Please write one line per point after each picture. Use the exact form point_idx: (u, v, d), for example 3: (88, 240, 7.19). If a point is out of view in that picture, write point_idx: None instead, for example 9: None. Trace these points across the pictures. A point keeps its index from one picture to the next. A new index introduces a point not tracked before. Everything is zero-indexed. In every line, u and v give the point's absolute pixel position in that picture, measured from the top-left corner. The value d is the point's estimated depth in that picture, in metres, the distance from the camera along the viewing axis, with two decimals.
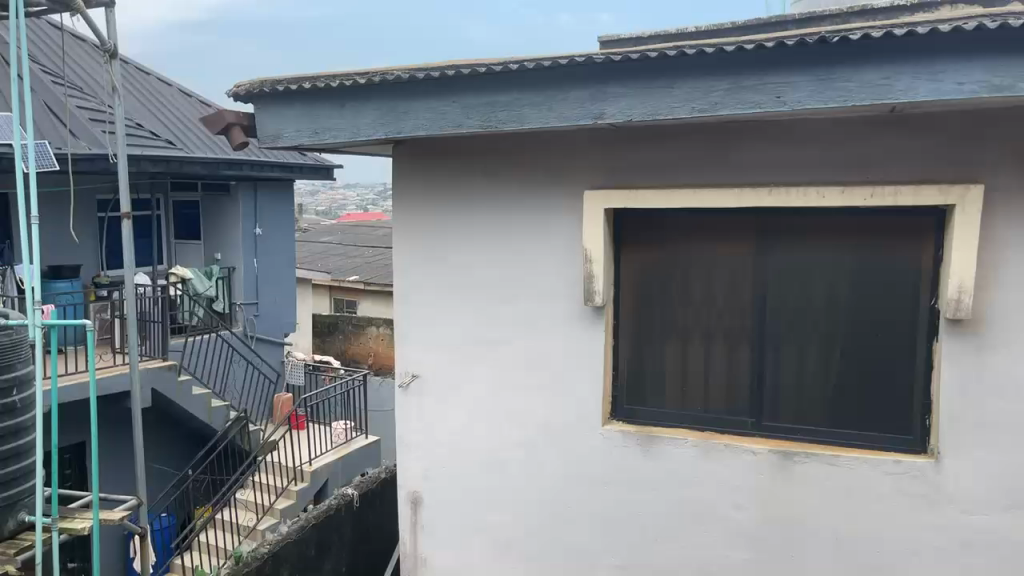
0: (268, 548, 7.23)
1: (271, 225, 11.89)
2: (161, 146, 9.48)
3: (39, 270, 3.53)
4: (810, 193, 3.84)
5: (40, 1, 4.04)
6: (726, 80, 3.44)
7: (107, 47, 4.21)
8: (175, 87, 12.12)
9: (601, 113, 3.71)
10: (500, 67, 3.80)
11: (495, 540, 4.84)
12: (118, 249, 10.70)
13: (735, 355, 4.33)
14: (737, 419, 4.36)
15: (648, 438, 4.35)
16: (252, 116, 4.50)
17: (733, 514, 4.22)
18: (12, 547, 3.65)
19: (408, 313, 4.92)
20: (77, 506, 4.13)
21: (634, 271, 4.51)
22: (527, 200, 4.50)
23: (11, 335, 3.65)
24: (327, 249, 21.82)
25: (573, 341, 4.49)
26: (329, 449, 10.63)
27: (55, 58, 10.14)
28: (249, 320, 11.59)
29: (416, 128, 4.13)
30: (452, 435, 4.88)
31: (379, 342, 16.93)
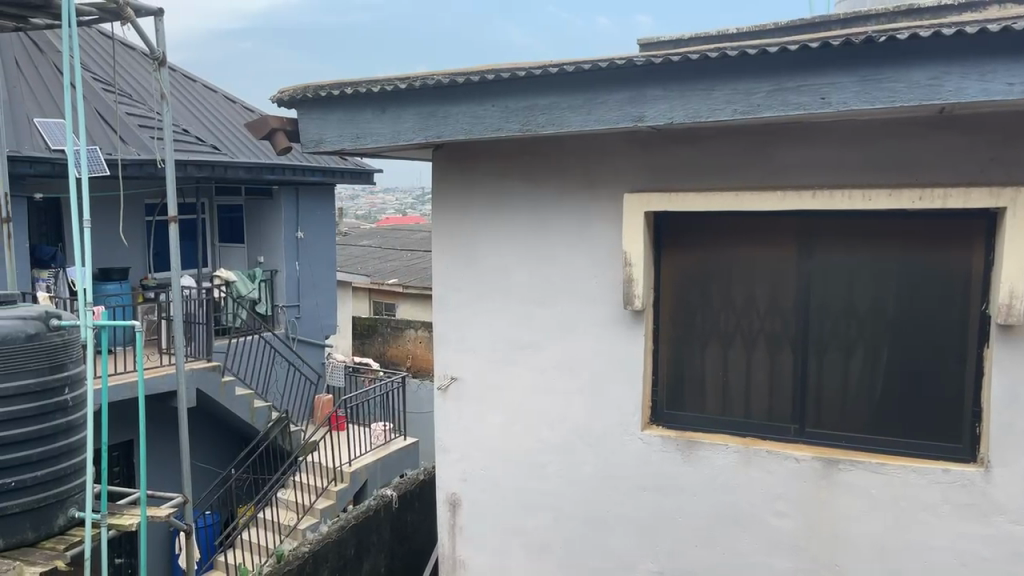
0: (309, 547, 7.34)
1: (313, 228, 12.05)
2: (206, 151, 9.70)
3: (91, 272, 3.56)
4: (855, 195, 3.76)
5: (92, 11, 4.16)
6: (769, 82, 3.40)
7: (156, 54, 4.26)
8: (220, 92, 12.37)
9: (641, 115, 3.69)
10: (540, 70, 3.81)
11: (532, 544, 4.84)
12: (164, 252, 10.95)
13: (777, 360, 4.28)
14: (778, 424, 4.30)
15: (687, 443, 4.31)
16: (296, 122, 4.59)
17: (773, 521, 4.16)
18: (62, 542, 3.71)
19: (447, 316, 4.96)
20: (125, 503, 4.21)
21: (675, 274, 4.48)
22: (566, 204, 4.50)
23: (63, 336, 3.74)
24: (367, 252, 22.08)
25: (612, 344, 4.47)
26: (368, 450, 10.74)
27: (106, 66, 10.44)
28: (291, 322, 11.76)
29: (456, 132, 4.16)
30: (490, 438, 4.90)
31: (418, 344, 17.04)
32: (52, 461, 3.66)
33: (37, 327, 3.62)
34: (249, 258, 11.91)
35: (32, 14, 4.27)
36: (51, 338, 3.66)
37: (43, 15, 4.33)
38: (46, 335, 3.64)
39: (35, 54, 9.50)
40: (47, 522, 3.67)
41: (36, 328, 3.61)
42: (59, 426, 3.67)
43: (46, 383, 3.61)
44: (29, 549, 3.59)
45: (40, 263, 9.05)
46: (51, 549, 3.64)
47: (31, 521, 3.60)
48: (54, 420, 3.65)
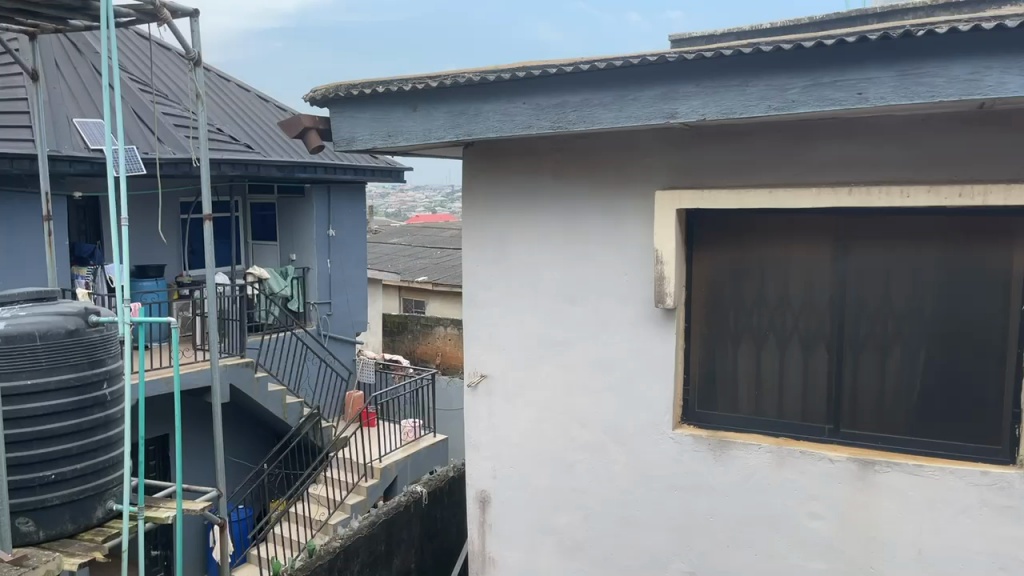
0: (341, 542, 7.41)
1: (344, 226, 12.14)
2: (240, 150, 9.83)
3: (128, 269, 3.58)
4: (893, 192, 3.67)
5: (129, 12, 4.23)
6: (804, 78, 3.35)
7: (191, 55, 4.30)
8: (253, 92, 12.51)
9: (674, 112, 3.66)
10: (571, 67, 3.80)
11: (562, 543, 4.84)
12: (198, 249, 11.11)
13: (811, 360, 4.22)
14: (812, 425, 4.25)
15: (719, 442, 4.28)
16: (328, 120, 4.62)
17: (807, 522, 4.11)
18: (100, 534, 3.77)
19: (477, 314, 4.96)
20: (162, 496, 4.27)
21: (707, 272, 4.44)
22: (597, 201, 4.48)
23: (102, 332, 3.82)
24: (396, 250, 22.17)
25: (643, 343, 4.44)
26: (398, 446, 10.79)
27: (143, 67, 10.61)
28: (323, 319, 11.87)
29: (487, 130, 4.16)
30: (520, 436, 4.90)
31: (447, 341, 17.09)
32: (91, 454, 3.73)
33: (76, 323, 3.70)
34: (281, 255, 12.04)
35: (71, 16, 4.35)
36: (90, 334, 3.73)
37: (82, 16, 4.41)
38: (85, 331, 3.71)
39: (75, 56, 9.69)
40: (85, 513, 3.73)
41: (76, 324, 3.70)
42: (97, 420, 3.74)
43: (85, 377, 3.68)
44: (68, 540, 3.66)
45: (79, 261, 9.22)
46: (89, 540, 3.70)
47: (71, 513, 3.67)
48: (93, 414, 3.71)
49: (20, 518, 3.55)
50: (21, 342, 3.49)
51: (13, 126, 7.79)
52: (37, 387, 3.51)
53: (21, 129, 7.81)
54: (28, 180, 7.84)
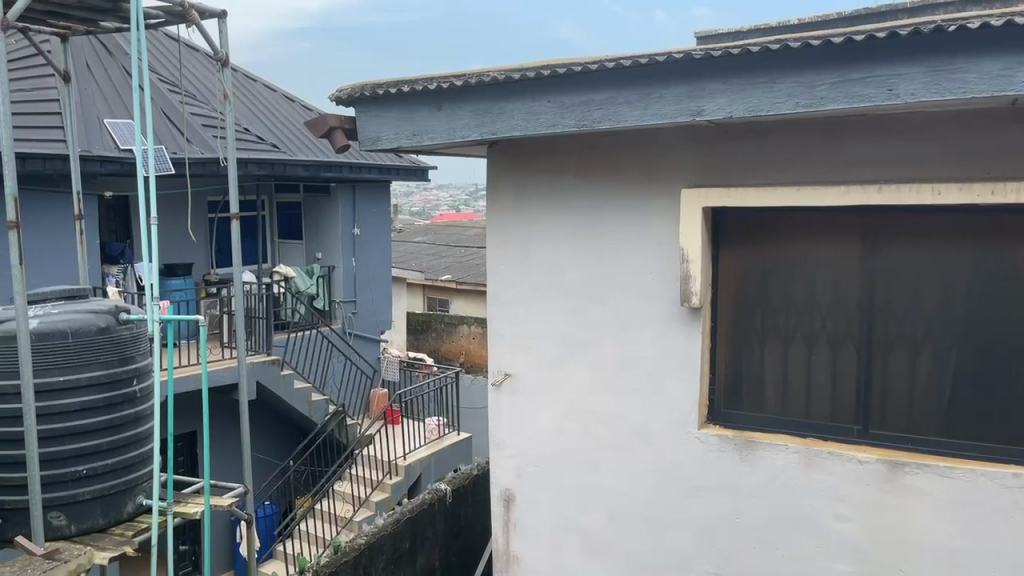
0: (365, 539, 7.43)
1: (369, 225, 12.20)
2: (266, 150, 9.92)
3: (157, 267, 3.62)
4: (924, 189, 3.61)
5: (159, 13, 4.29)
6: (833, 74, 3.31)
7: (220, 56, 4.34)
8: (279, 92, 12.62)
9: (699, 110, 3.63)
10: (596, 65, 3.79)
11: (588, 542, 4.82)
12: (226, 248, 11.23)
13: (840, 360, 4.17)
14: (840, 425, 4.19)
15: (745, 442, 4.24)
16: (354, 120, 4.65)
17: (835, 525, 4.06)
18: (130, 529, 3.82)
19: (502, 312, 4.97)
20: (190, 492, 4.32)
21: (733, 271, 4.40)
22: (622, 199, 4.46)
23: (132, 329, 3.87)
24: (421, 249, 22.24)
25: (667, 341, 4.41)
26: (422, 445, 10.82)
27: (172, 68, 10.75)
28: (348, 317, 11.95)
29: (511, 129, 4.16)
30: (545, 435, 4.89)
31: (471, 340, 17.10)
32: (121, 449, 3.79)
33: (107, 321, 3.75)
34: (307, 254, 12.14)
35: (103, 17, 4.42)
36: (120, 331, 3.78)
37: (113, 18, 4.48)
38: (115, 329, 3.77)
39: (106, 57, 9.84)
40: (115, 508, 3.79)
41: (107, 322, 3.75)
42: (127, 417, 3.79)
43: (115, 374, 3.73)
44: (99, 535, 3.72)
45: (109, 259, 9.36)
46: (120, 535, 3.76)
47: (102, 508, 3.73)
48: (123, 410, 3.76)
49: (51, 513, 3.61)
50: (53, 339, 3.55)
51: (45, 127, 7.93)
52: (69, 383, 3.57)
53: (53, 130, 7.94)
54: (60, 180, 7.97)
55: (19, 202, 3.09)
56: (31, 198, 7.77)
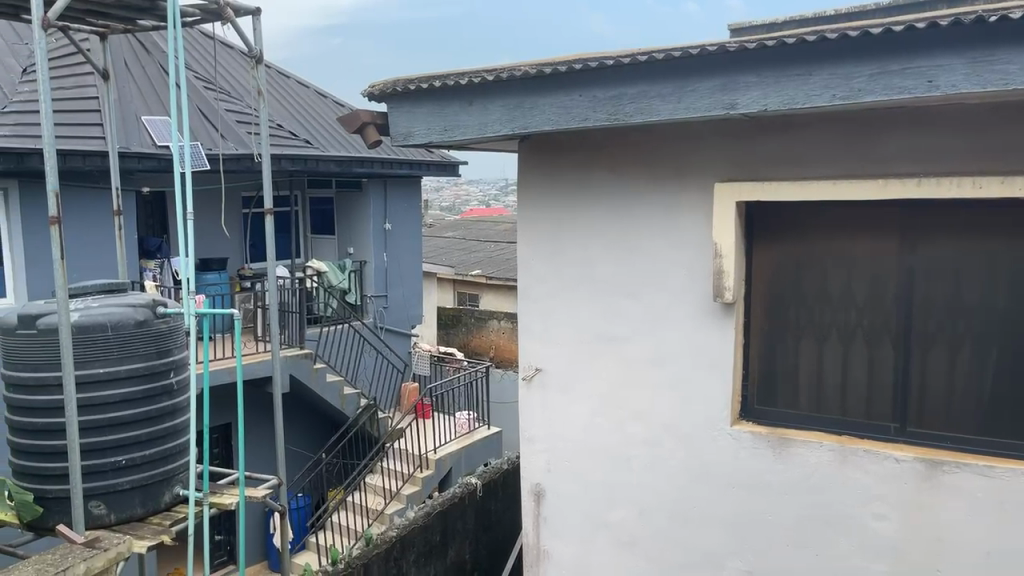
0: (396, 532, 7.48)
1: (400, 220, 12.26)
2: (299, 146, 10.02)
3: (193, 262, 3.64)
4: (964, 183, 3.54)
5: (195, 11, 4.34)
6: (871, 66, 3.25)
7: (254, 53, 4.36)
8: (312, 88, 12.73)
9: (733, 103, 3.59)
10: (628, 59, 3.77)
11: (619, 538, 4.81)
12: (260, 243, 11.37)
13: (877, 356, 4.10)
14: (877, 423, 4.13)
15: (779, 439, 4.20)
16: (386, 115, 4.67)
17: (871, 523, 4.00)
18: (167, 518, 3.89)
19: (533, 307, 4.97)
20: (225, 483, 4.38)
21: (767, 266, 4.35)
22: (654, 192, 4.43)
23: (169, 323, 3.92)
24: (451, 244, 22.26)
25: (699, 338, 4.38)
26: (452, 439, 10.85)
27: (207, 65, 10.90)
28: (379, 311, 12.04)
29: (543, 124, 4.16)
30: (576, 430, 4.89)
31: (501, 335, 17.10)
32: (159, 441, 3.85)
33: (145, 314, 3.81)
34: (339, 249, 12.24)
35: (140, 16, 4.49)
36: (158, 324, 3.84)
37: (151, 17, 4.55)
38: (153, 322, 3.83)
39: (143, 55, 10.00)
40: (153, 498, 3.86)
41: (145, 315, 3.81)
42: (165, 408, 3.85)
43: (153, 366, 3.79)
44: (138, 524, 3.80)
45: (147, 254, 9.51)
46: (157, 524, 3.82)
47: (140, 498, 3.80)
48: (160, 402, 3.83)
49: (91, 502, 3.68)
50: (94, 332, 3.62)
51: (85, 124, 8.08)
52: (109, 375, 3.65)
53: (93, 127, 8.10)
54: (99, 176, 8.13)
55: (60, 198, 3.14)
56: (71, 194, 7.93)
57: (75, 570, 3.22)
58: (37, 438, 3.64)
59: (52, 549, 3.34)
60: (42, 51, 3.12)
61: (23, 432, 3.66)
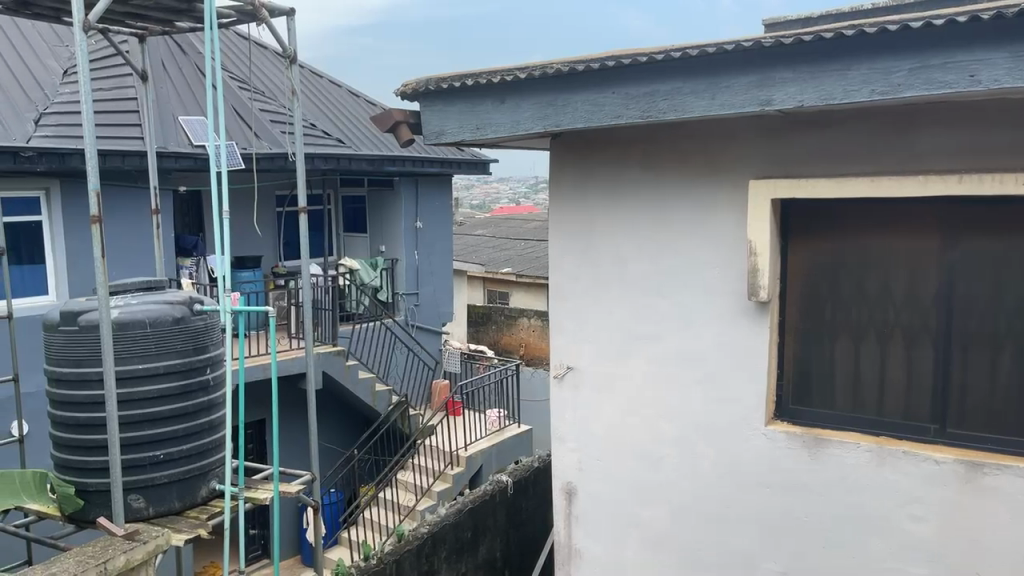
0: (428, 528, 7.53)
1: (431, 218, 12.30)
2: (332, 145, 10.11)
3: (228, 259, 3.68)
4: (1006, 180, 3.46)
5: (230, 12, 4.39)
6: (911, 60, 3.19)
7: (288, 53, 4.38)
8: (344, 87, 12.82)
9: (768, 99, 3.55)
10: (661, 55, 3.74)
11: (649, 537, 4.79)
12: (293, 241, 11.50)
13: (916, 356, 4.03)
14: (916, 424, 4.06)
15: (814, 439, 4.15)
16: (418, 114, 4.70)
17: (908, 525, 3.94)
18: (204, 512, 3.95)
19: (565, 306, 4.96)
20: (260, 478, 4.44)
21: (803, 264, 4.30)
22: (687, 190, 4.40)
23: (206, 320, 3.98)
24: (481, 242, 22.28)
25: (733, 336, 4.34)
26: (483, 436, 10.86)
27: (242, 66, 11.03)
28: (410, 309, 12.10)
29: (575, 121, 4.15)
30: (609, 428, 4.87)
31: (531, 333, 17.08)
32: (196, 436, 3.91)
33: (182, 312, 3.88)
34: (371, 247, 12.33)
35: (178, 17, 4.55)
36: (194, 322, 3.90)
37: (188, 18, 4.61)
38: (190, 319, 3.89)
39: (179, 56, 10.16)
40: (190, 492, 3.92)
41: (182, 312, 3.88)
42: (201, 404, 3.91)
43: (190, 363, 3.86)
44: (175, 517, 3.86)
45: (183, 252, 9.67)
46: (194, 518, 3.88)
47: (178, 492, 3.87)
48: (197, 398, 3.89)
49: (131, 495, 3.76)
50: (133, 329, 3.69)
51: (124, 125, 8.24)
52: (147, 371, 3.71)
53: (131, 128, 8.24)
54: (137, 176, 8.28)
55: (101, 197, 3.20)
56: (110, 193, 8.08)
57: (115, 562, 3.31)
58: (78, 432, 3.71)
59: (93, 541, 3.43)
60: (83, 53, 3.18)
61: (65, 427, 3.74)
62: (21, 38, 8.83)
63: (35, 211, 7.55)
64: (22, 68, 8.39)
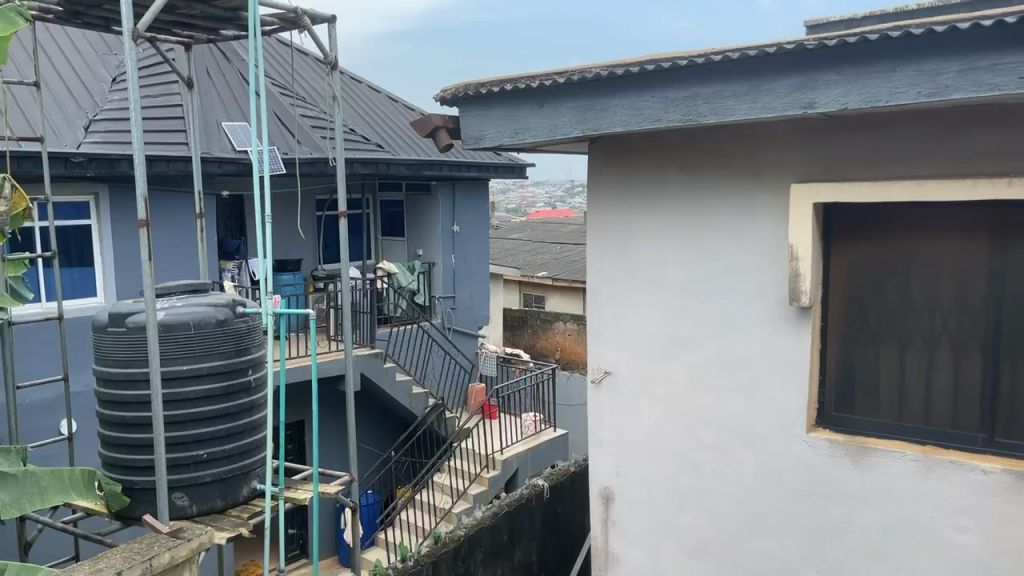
0: (464, 532, 7.56)
1: (468, 221, 12.36)
2: (370, 149, 10.22)
3: (269, 261, 3.70)
4: None
5: (273, 20, 4.46)
6: (958, 61, 3.14)
7: (329, 60, 4.43)
8: (383, 92, 12.95)
9: (811, 102, 3.51)
10: (702, 58, 3.72)
11: (688, 543, 4.75)
12: (333, 244, 11.65)
13: (965, 364, 3.94)
14: (963, 433, 3.96)
15: (858, 448, 4.08)
16: (458, 120, 4.74)
17: (954, 536, 3.84)
18: (246, 511, 4.01)
19: (603, 310, 4.95)
20: (299, 478, 4.48)
21: (846, 270, 4.23)
22: (727, 193, 4.37)
23: (248, 322, 4.05)
24: (518, 245, 22.33)
25: (774, 342, 4.29)
26: (520, 439, 10.88)
27: (284, 72, 11.21)
28: (447, 312, 12.18)
29: (614, 125, 4.14)
30: (646, 433, 4.85)
31: (567, 336, 17.04)
32: (238, 436, 3.98)
33: (225, 314, 3.96)
34: (409, 251, 12.42)
35: (222, 25, 4.64)
36: (237, 324, 3.98)
37: (232, 27, 4.70)
38: (233, 321, 3.96)
39: (223, 64, 10.36)
40: (232, 492, 3.98)
41: (225, 314, 3.95)
42: (243, 405, 3.98)
43: (232, 364, 3.93)
44: (218, 515, 3.93)
45: (226, 255, 9.85)
46: (236, 516, 3.95)
47: (220, 491, 3.94)
48: (239, 399, 3.96)
49: (176, 493, 3.84)
50: (177, 330, 3.78)
51: (170, 131, 8.43)
52: (191, 372, 3.79)
53: (176, 134, 8.42)
54: (182, 180, 8.45)
55: (148, 201, 3.28)
56: (156, 197, 8.27)
57: (159, 558, 3.41)
58: (126, 431, 3.81)
59: (140, 538, 3.55)
60: (132, 61, 3.27)
61: (112, 425, 3.84)
62: (72, 47, 9.09)
63: (84, 215, 7.76)
64: (72, 76, 8.63)
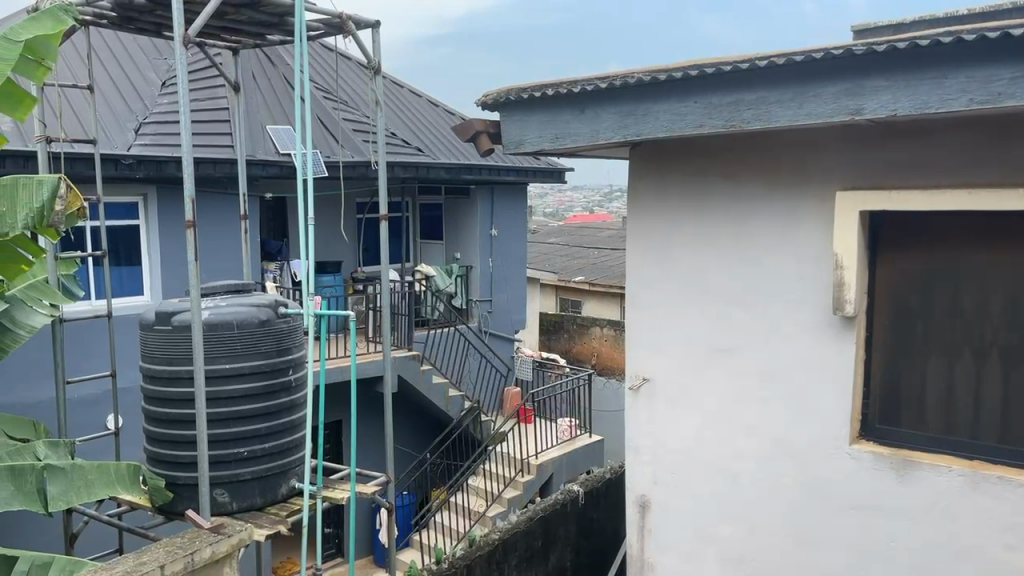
0: (500, 535, 7.55)
1: (506, 225, 12.38)
2: (411, 153, 10.31)
3: (310, 262, 3.73)
4: None
5: (318, 25, 4.52)
6: (1012, 68, 3.06)
7: (372, 64, 4.48)
8: (424, 96, 13.04)
9: (859, 109, 3.46)
10: (747, 64, 3.68)
11: (728, 555, 4.69)
12: (372, 246, 11.77)
13: (1016, 377, 3.84)
14: (1013, 449, 3.86)
15: (903, 461, 3.99)
16: (499, 124, 4.77)
17: (1002, 554, 3.74)
18: (284, 509, 4.07)
19: (642, 316, 4.92)
20: (337, 478, 4.52)
21: (892, 279, 4.15)
22: (770, 200, 4.32)
23: (289, 322, 4.11)
24: (555, 250, 22.31)
25: (818, 352, 4.22)
26: (555, 444, 10.86)
27: (327, 76, 11.37)
28: (484, 316, 12.23)
29: (656, 130, 4.12)
30: (685, 441, 4.81)
31: (602, 342, 16.96)
32: (277, 435, 4.03)
33: (267, 314, 4.01)
34: (447, 254, 12.50)
35: (269, 30, 4.73)
36: (279, 324, 4.03)
37: (278, 32, 4.78)
38: (274, 321, 4.02)
39: (269, 68, 10.54)
40: (271, 489, 4.04)
41: (267, 315, 4.01)
42: (284, 404, 4.04)
43: (273, 364, 3.99)
44: (257, 512, 3.99)
45: (268, 256, 10.01)
46: (275, 514, 4.00)
47: (260, 488, 4.00)
48: (279, 398, 4.02)
49: (217, 489, 3.91)
50: (221, 330, 3.85)
51: (216, 133, 8.60)
52: (234, 371, 3.86)
53: (222, 136, 8.59)
54: (227, 183, 8.61)
55: (195, 202, 3.35)
56: (202, 198, 8.43)
57: (200, 554, 3.48)
58: (169, 427, 3.89)
59: (181, 533, 3.62)
60: (182, 66, 3.35)
61: (156, 422, 3.93)
62: (124, 51, 9.35)
63: (133, 216, 7.95)
64: (123, 79, 8.86)
